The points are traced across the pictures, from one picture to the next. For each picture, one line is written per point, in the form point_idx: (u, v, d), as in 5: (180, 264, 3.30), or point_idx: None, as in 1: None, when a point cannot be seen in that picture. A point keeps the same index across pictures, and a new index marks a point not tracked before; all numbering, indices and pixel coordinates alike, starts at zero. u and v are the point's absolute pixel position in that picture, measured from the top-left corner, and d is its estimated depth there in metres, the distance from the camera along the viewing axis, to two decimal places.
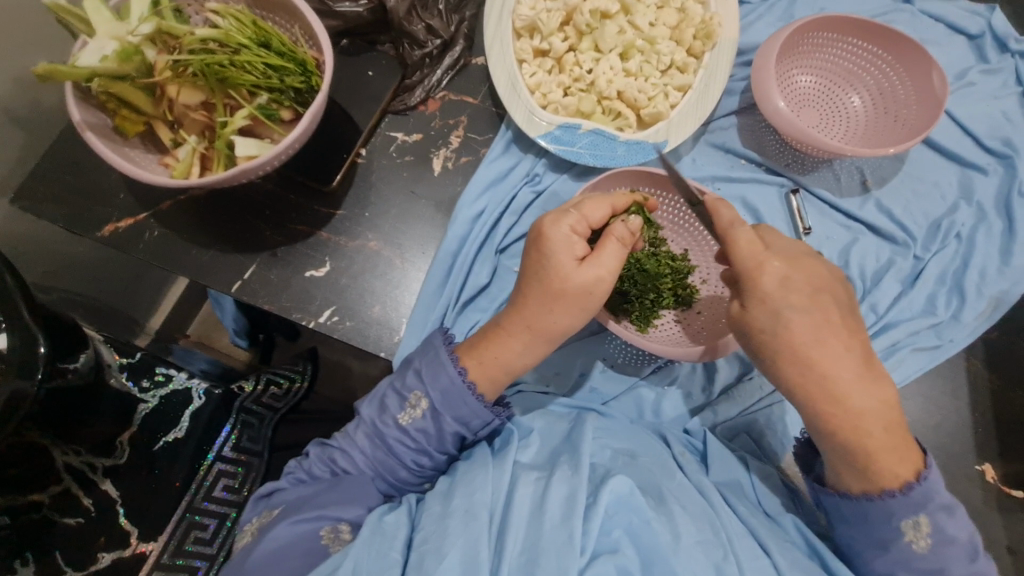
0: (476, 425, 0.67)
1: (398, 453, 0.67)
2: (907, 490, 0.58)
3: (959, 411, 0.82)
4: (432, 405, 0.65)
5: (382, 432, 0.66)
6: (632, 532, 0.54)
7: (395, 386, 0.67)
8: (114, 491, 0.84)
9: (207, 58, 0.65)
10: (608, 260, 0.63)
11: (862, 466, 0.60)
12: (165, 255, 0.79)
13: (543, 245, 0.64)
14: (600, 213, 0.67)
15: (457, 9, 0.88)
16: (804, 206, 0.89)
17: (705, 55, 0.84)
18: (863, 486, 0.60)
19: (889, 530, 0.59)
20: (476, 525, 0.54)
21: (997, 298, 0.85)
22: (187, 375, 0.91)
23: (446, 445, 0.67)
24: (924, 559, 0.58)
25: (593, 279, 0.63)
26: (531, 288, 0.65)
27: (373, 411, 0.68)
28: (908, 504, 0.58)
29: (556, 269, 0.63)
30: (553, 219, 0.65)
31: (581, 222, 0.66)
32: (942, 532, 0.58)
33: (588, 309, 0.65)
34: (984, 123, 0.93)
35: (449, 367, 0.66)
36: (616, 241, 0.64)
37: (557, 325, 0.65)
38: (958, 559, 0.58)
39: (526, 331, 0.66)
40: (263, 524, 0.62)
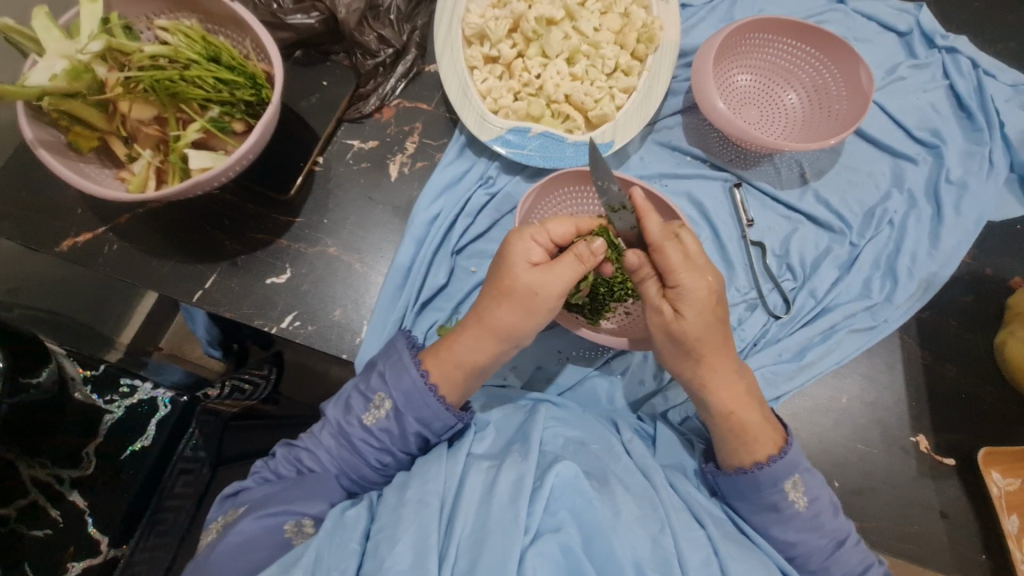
0: (438, 427, 0.69)
1: (363, 452, 0.69)
2: (786, 454, 0.68)
3: (894, 387, 0.87)
4: (395, 406, 0.68)
5: (347, 432, 0.69)
6: (575, 511, 0.60)
7: (360, 387, 0.70)
8: (82, 501, 0.82)
9: (157, 74, 0.67)
10: (560, 271, 0.65)
11: (739, 438, 0.69)
12: (124, 267, 0.80)
13: (503, 250, 0.69)
14: (563, 229, 0.70)
15: (408, 19, 0.90)
16: (746, 198, 0.93)
17: (648, 57, 0.88)
18: (746, 455, 0.68)
19: (776, 493, 0.67)
20: (428, 511, 0.59)
21: (926, 280, 0.90)
22: (151, 386, 0.90)
23: (409, 446, 0.69)
24: (802, 515, 0.67)
25: (540, 283, 0.66)
26: (488, 287, 0.70)
27: (339, 412, 0.71)
28: (796, 472, 0.68)
29: (508, 269, 0.67)
30: (518, 231, 0.69)
31: (543, 234, 0.69)
32: (811, 488, 0.68)
33: (534, 311, 0.67)
34: (913, 116, 0.98)
35: (412, 370, 0.69)
36: (574, 257, 0.66)
37: (504, 321, 0.68)
38: (827, 510, 0.68)
39: (478, 326, 0.69)
40: (228, 521, 0.64)
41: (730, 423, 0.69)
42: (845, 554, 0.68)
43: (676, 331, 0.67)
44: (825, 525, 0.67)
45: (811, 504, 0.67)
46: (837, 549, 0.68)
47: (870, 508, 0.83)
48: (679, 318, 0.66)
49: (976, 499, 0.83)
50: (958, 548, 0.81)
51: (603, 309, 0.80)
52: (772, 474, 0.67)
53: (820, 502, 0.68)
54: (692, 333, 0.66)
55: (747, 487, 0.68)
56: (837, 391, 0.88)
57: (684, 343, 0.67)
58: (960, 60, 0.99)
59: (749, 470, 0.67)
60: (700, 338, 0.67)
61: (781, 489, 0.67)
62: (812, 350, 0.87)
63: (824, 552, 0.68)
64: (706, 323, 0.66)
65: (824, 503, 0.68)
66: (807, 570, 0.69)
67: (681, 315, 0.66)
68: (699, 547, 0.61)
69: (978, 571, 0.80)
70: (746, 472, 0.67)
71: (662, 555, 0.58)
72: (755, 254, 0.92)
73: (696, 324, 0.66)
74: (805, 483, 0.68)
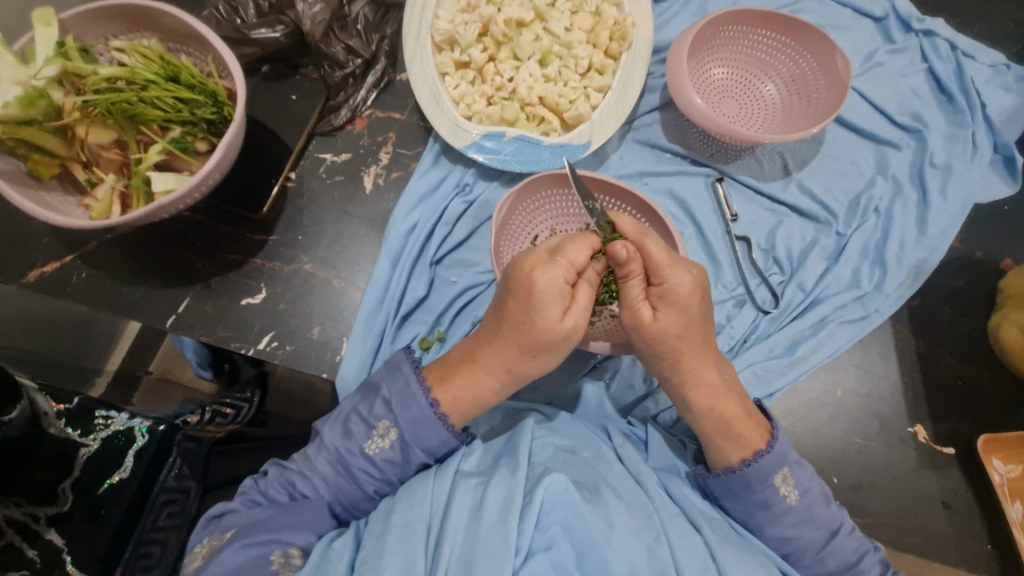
0: (442, 454, 0.68)
1: (360, 480, 0.67)
2: (773, 448, 0.66)
3: (889, 377, 0.86)
4: (401, 436, 0.67)
5: (347, 460, 0.67)
6: (567, 526, 0.57)
7: (361, 413, 0.68)
8: (59, 540, 0.78)
9: (113, 96, 0.65)
10: (588, 308, 0.64)
11: (725, 436, 0.68)
12: (93, 297, 0.79)
13: (531, 296, 0.63)
14: (582, 254, 0.64)
15: (376, 28, 0.88)
16: (729, 193, 0.92)
17: (622, 55, 0.86)
18: (733, 452, 0.67)
19: (767, 489, 0.65)
20: (413, 538, 0.57)
21: (916, 266, 0.89)
22: (128, 416, 0.86)
23: (411, 473, 0.68)
24: (795, 509, 0.66)
25: (577, 326, 0.64)
26: (514, 336, 0.65)
27: (337, 437, 0.68)
28: (785, 466, 0.67)
29: (542, 321, 0.63)
30: (540, 268, 0.62)
31: (567, 269, 0.63)
32: (801, 481, 0.67)
33: (567, 350, 0.67)
34: (894, 101, 0.97)
35: (420, 400, 0.67)
36: (588, 285, 0.65)
37: (537, 366, 0.67)
38: (818, 501, 0.67)
39: (505, 371, 0.68)
40: (215, 547, 0.61)
41: (719, 420, 0.68)
42: (839, 544, 0.66)
43: (654, 333, 0.65)
44: (817, 516, 0.66)
45: (803, 497, 0.66)
46: (830, 539, 0.66)
47: (871, 503, 0.81)
48: (658, 319, 0.65)
49: (978, 488, 0.81)
50: (963, 538, 0.79)
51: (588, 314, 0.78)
52: (763, 470, 0.65)
53: (808, 493, 0.67)
54: (672, 332, 0.65)
55: (737, 484, 0.66)
56: (832, 384, 0.86)
57: (663, 344, 0.66)
58: (937, 43, 0.98)
59: (738, 468, 0.66)
60: (679, 336, 0.66)
61: (771, 485, 0.66)
62: (803, 345, 0.86)
63: (818, 544, 0.66)
64: (686, 321, 0.65)
65: (814, 495, 0.67)
66: (802, 566, 0.67)
67: (660, 315, 0.64)
68: (695, 554, 0.59)
69: (983, 560, 0.79)
70: (735, 471, 0.66)
71: (659, 564, 0.57)
72: (741, 249, 0.90)
73: (676, 324, 0.65)
74: (795, 476, 0.67)
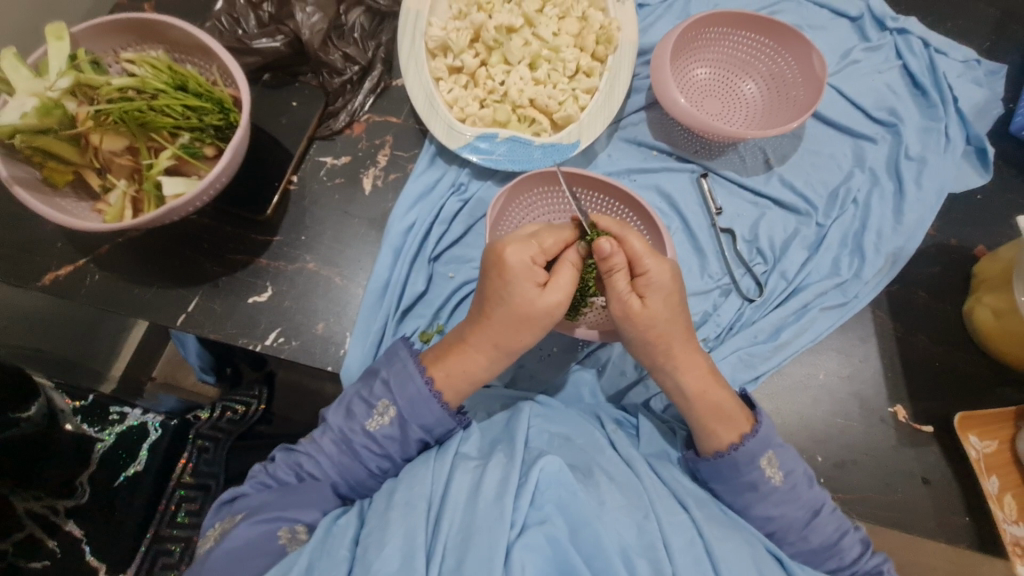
0: (439, 432, 0.72)
1: (363, 458, 0.71)
2: (758, 432, 0.70)
3: (869, 360, 0.90)
4: (400, 413, 0.70)
5: (350, 438, 0.70)
6: (561, 503, 0.61)
7: (363, 395, 0.72)
8: (77, 531, 0.81)
9: (125, 105, 0.69)
10: (566, 285, 0.69)
11: (713, 419, 0.71)
12: (106, 298, 0.82)
13: (503, 270, 0.68)
14: (556, 243, 0.71)
15: (373, 36, 0.92)
16: (713, 188, 0.96)
17: (608, 58, 0.90)
18: (723, 437, 0.71)
19: (753, 472, 0.69)
20: (414, 514, 0.60)
21: (893, 255, 0.93)
22: (140, 411, 0.89)
23: (412, 451, 0.72)
24: (780, 489, 0.69)
25: (554, 303, 0.68)
26: (496, 310, 0.70)
27: (340, 417, 0.72)
28: (771, 449, 0.70)
29: (520, 295, 0.68)
30: (513, 245, 0.69)
31: (540, 253, 0.70)
32: (784, 463, 0.70)
33: (545, 327, 0.70)
34: (870, 97, 1.01)
35: (417, 378, 0.71)
36: (571, 266, 0.69)
37: (520, 341, 0.71)
38: (803, 482, 0.70)
39: (491, 347, 0.71)
40: (225, 530, 0.65)
41: (705, 400, 0.72)
42: (821, 523, 0.69)
43: (643, 320, 0.69)
44: (802, 496, 0.69)
45: (786, 479, 0.69)
46: (813, 518, 0.70)
47: (854, 480, 0.85)
48: (646, 306, 0.69)
49: (955, 464, 0.85)
50: (942, 512, 0.83)
51: (580, 305, 0.82)
52: (750, 453, 0.69)
53: (792, 475, 0.70)
54: (660, 323, 0.69)
55: (727, 467, 0.70)
56: (815, 368, 0.90)
57: (652, 333, 0.70)
58: (911, 41, 1.03)
59: (727, 453, 0.69)
60: (666, 321, 0.70)
61: (758, 467, 0.69)
62: (787, 331, 0.90)
63: (801, 522, 0.69)
64: (671, 306, 0.70)
65: (799, 478, 0.70)
66: (788, 543, 0.70)
67: (648, 302, 0.69)
68: (683, 530, 0.63)
69: (961, 532, 0.82)
70: (724, 455, 0.69)
71: (647, 539, 0.61)
72: (726, 241, 0.94)
73: (661, 309, 0.69)
74: (778, 459, 0.70)
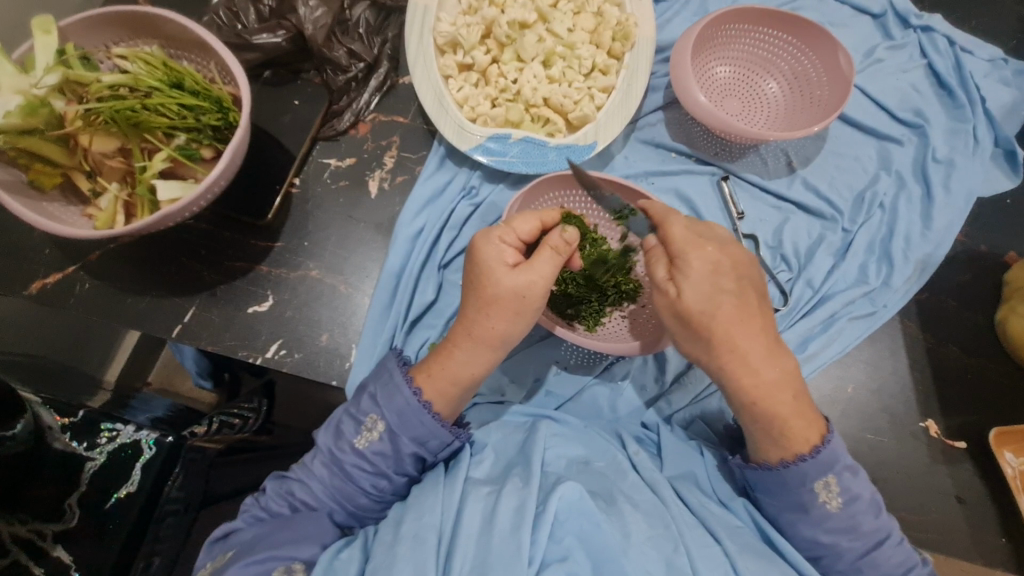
0: (434, 445, 0.68)
1: (356, 478, 0.67)
2: (819, 454, 0.63)
3: (899, 373, 0.86)
4: (389, 427, 0.66)
5: (339, 458, 0.67)
6: (582, 536, 0.57)
7: (350, 412, 0.68)
8: (67, 557, 0.77)
9: (117, 103, 0.65)
10: (541, 267, 0.65)
11: (767, 437, 0.65)
12: (97, 308, 0.77)
13: (473, 257, 0.66)
14: (529, 226, 0.69)
15: (378, 32, 0.87)
16: (735, 191, 0.92)
17: (625, 55, 0.85)
18: (774, 451, 0.66)
19: (806, 493, 0.64)
20: (424, 548, 0.56)
21: (923, 261, 0.89)
22: (135, 427, 0.84)
23: (406, 466, 0.67)
24: (836, 516, 0.64)
25: (524, 283, 0.64)
26: (469, 300, 0.67)
27: (329, 438, 0.68)
28: (830, 474, 0.64)
29: (487, 277, 0.65)
30: (483, 235, 0.67)
31: (510, 233, 0.67)
32: (848, 488, 0.64)
33: (522, 314, 0.66)
34: (895, 97, 0.98)
35: (404, 389, 0.67)
36: (551, 250, 0.65)
37: (495, 330, 0.66)
38: (866, 510, 0.64)
39: (469, 339, 0.67)
40: (217, 568, 0.61)
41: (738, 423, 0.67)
42: (882, 555, 0.64)
43: (680, 311, 0.64)
44: (861, 526, 0.64)
45: (845, 504, 0.64)
46: (873, 549, 0.64)
47: (885, 499, 0.81)
48: (683, 298, 0.64)
49: (992, 483, 0.81)
50: (977, 533, 0.79)
51: (598, 315, 0.79)
52: (802, 474, 0.64)
53: (856, 501, 0.64)
54: (695, 310, 0.63)
55: (776, 482, 0.65)
56: (842, 381, 0.86)
57: (690, 321, 0.64)
58: (936, 39, 0.99)
59: (776, 468, 0.65)
60: (706, 316, 0.63)
61: (811, 490, 0.64)
62: (813, 342, 0.86)
63: (857, 553, 0.64)
64: (714, 298, 0.63)
65: (862, 505, 0.64)
66: (835, 571, 0.66)
67: (684, 293, 0.63)
68: (715, 564, 0.59)
69: (998, 554, 0.79)
70: (773, 469, 0.65)
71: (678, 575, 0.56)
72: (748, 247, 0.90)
73: (700, 302, 0.63)
74: (840, 483, 0.64)
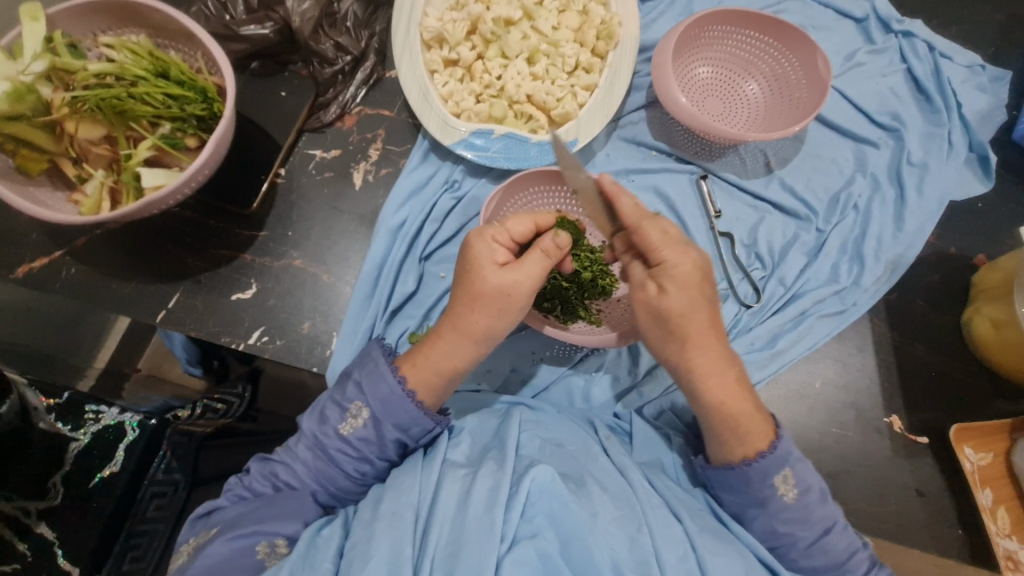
0: (416, 432, 0.70)
1: (340, 462, 0.69)
2: (776, 449, 0.66)
3: (866, 369, 0.89)
4: (373, 415, 0.68)
5: (324, 443, 0.69)
6: (552, 516, 0.59)
7: (336, 398, 0.70)
8: (50, 533, 0.78)
9: (103, 92, 0.66)
10: (527, 268, 0.67)
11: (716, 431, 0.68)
12: (82, 293, 0.79)
13: (465, 254, 0.69)
14: (523, 226, 0.71)
15: (366, 25, 0.89)
16: (713, 190, 0.94)
17: (608, 54, 0.87)
18: (736, 449, 0.67)
19: (766, 489, 0.66)
20: (400, 526, 0.59)
21: (893, 262, 0.91)
22: (118, 410, 0.86)
23: (390, 453, 0.70)
24: (791, 508, 0.66)
25: (510, 282, 0.67)
26: (457, 294, 0.70)
27: (314, 423, 0.70)
28: (786, 467, 0.66)
29: (476, 274, 0.68)
30: (476, 233, 0.70)
31: (503, 233, 0.70)
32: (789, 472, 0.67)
33: (507, 311, 0.68)
34: (873, 101, 1.00)
35: (388, 377, 0.69)
36: (541, 253, 0.68)
37: (479, 325, 0.69)
38: (818, 500, 0.67)
39: (453, 331, 0.70)
40: (200, 544, 0.63)
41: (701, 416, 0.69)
42: (825, 537, 0.67)
43: (660, 309, 0.66)
44: (814, 516, 0.67)
45: (801, 495, 0.66)
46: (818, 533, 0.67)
47: (847, 491, 0.84)
48: (663, 295, 0.66)
49: (951, 477, 0.84)
50: (935, 525, 0.82)
51: (576, 309, 0.81)
52: (762, 470, 0.66)
53: (809, 492, 0.67)
54: (676, 310, 0.65)
55: (739, 480, 0.67)
56: (811, 376, 0.89)
57: (669, 322, 0.66)
58: (916, 44, 1.01)
59: (738, 467, 0.66)
60: (684, 313, 0.66)
61: (770, 484, 0.67)
62: (783, 338, 0.88)
63: (809, 541, 0.67)
64: (691, 300, 0.66)
65: (813, 494, 0.67)
66: (789, 560, 0.68)
67: (666, 292, 0.66)
68: (676, 543, 0.61)
69: (954, 545, 0.81)
70: (736, 468, 0.67)
71: (640, 552, 0.59)
72: (724, 245, 0.93)
73: (681, 301, 0.65)
74: (796, 475, 0.67)
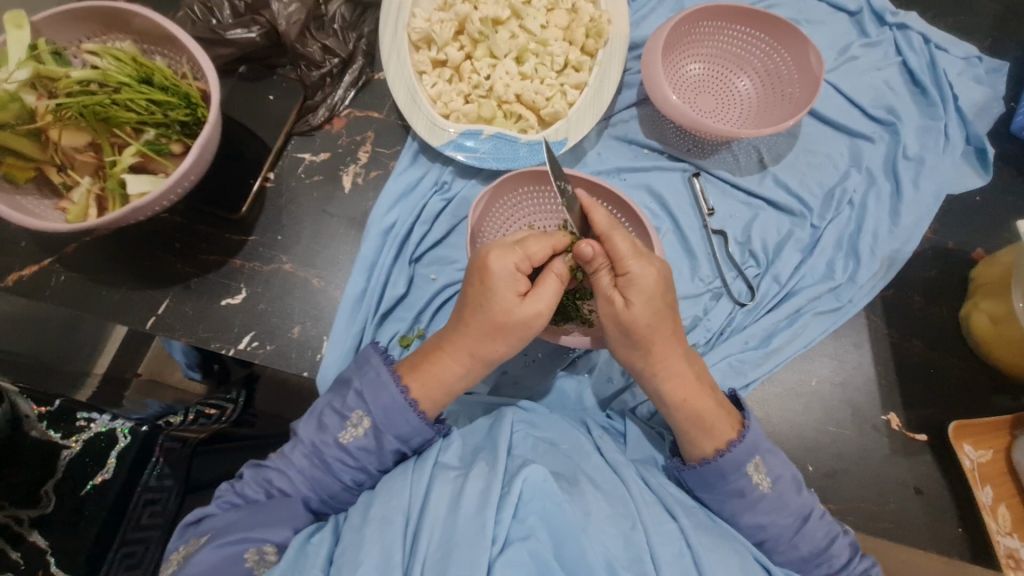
0: (416, 442, 0.70)
1: (335, 470, 0.69)
2: (745, 438, 0.67)
3: (863, 366, 0.88)
4: (374, 424, 0.68)
5: (322, 451, 0.68)
6: (545, 517, 0.58)
7: (335, 406, 0.70)
8: (42, 541, 0.78)
9: (85, 100, 0.66)
10: (547, 297, 0.66)
11: (699, 431, 0.68)
12: (72, 299, 0.79)
13: (485, 278, 0.66)
14: (543, 250, 0.68)
15: (353, 27, 0.88)
16: (705, 187, 0.93)
17: (598, 52, 0.86)
18: (708, 443, 0.68)
19: (741, 480, 0.67)
20: (390, 530, 0.58)
21: (889, 258, 0.90)
22: (110, 416, 0.85)
23: (388, 463, 0.70)
24: (768, 497, 0.67)
25: (530, 314, 0.66)
26: (473, 316, 0.68)
27: (311, 430, 0.70)
28: (756, 455, 0.67)
29: (496, 303, 0.66)
30: (499, 254, 0.66)
31: (526, 260, 0.67)
32: (773, 469, 0.68)
33: (520, 337, 0.68)
34: (868, 95, 0.99)
35: (391, 387, 0.68)
36: (558, 282, 0.67)
37: (494, 351, 0.69)
38: (792, 488, 0.68)
39: (467, 356, 0.69)
40: (190, 552, 0.62)
41: (693, 416, 0.68)
42: (811, 531, 0.67)
43: (626, 321, 0.65)
44: (796, 509, 0.67)
45: (775, 484, 0.67)
46: (803, 526, 0.67)
47: (844, 490, 0.83)
48: (629, 307, 0.65)
49: (950, 474, 0.83)
50: (934, 523, 0.81)
51: (570, 312, 0.80)
52: (734, 461, 0.66)
53: (782, 481, 0.68)
54: (642, 322, 0.65)
55: (713, 474, 0.67)
56: (807, 374, 0.88)
57: (635, 333, 0.66)
58: (911, 37, 1.00)
59: (711, 459, 0.67)
60: (649, 326, 0.65)
61: (746, 474, 0.67)
62: (779, 335, 0.87)
63: (791, 532, 0.67)
64: (656, 310, 0.65)
65: (787, 482, 0.68)
66: (778, 553, 0.68)
67: (631, 304, 0.65)
68: (671, 540, 0.61)
69: (954, 544, 0.80)
70: (711, 461, 0.67)
71: (634, 550, 0.58)
72: (717, 243, 0.92)
73: (645, 312, 0.65)
74: (767, 464, 0.68)
